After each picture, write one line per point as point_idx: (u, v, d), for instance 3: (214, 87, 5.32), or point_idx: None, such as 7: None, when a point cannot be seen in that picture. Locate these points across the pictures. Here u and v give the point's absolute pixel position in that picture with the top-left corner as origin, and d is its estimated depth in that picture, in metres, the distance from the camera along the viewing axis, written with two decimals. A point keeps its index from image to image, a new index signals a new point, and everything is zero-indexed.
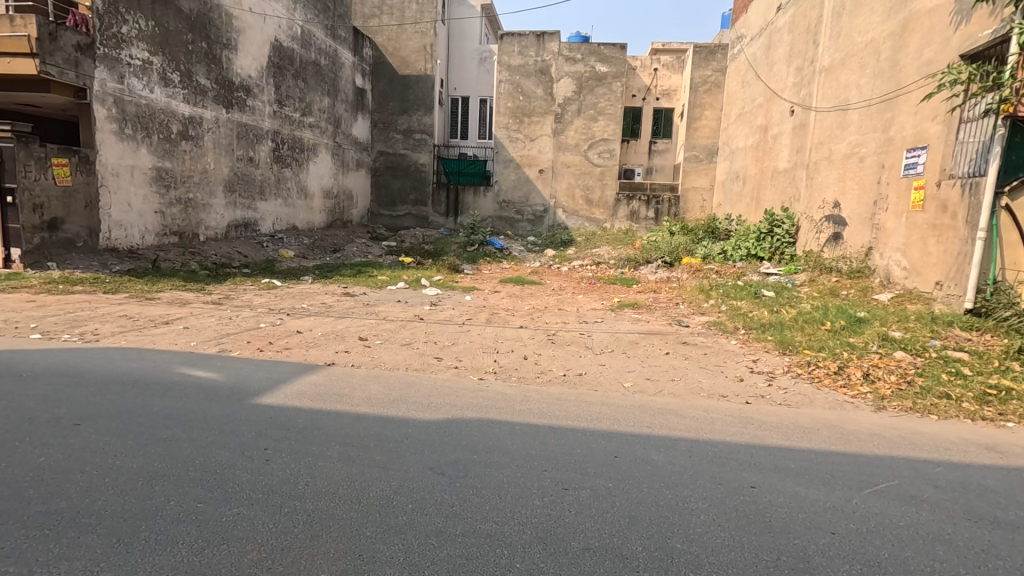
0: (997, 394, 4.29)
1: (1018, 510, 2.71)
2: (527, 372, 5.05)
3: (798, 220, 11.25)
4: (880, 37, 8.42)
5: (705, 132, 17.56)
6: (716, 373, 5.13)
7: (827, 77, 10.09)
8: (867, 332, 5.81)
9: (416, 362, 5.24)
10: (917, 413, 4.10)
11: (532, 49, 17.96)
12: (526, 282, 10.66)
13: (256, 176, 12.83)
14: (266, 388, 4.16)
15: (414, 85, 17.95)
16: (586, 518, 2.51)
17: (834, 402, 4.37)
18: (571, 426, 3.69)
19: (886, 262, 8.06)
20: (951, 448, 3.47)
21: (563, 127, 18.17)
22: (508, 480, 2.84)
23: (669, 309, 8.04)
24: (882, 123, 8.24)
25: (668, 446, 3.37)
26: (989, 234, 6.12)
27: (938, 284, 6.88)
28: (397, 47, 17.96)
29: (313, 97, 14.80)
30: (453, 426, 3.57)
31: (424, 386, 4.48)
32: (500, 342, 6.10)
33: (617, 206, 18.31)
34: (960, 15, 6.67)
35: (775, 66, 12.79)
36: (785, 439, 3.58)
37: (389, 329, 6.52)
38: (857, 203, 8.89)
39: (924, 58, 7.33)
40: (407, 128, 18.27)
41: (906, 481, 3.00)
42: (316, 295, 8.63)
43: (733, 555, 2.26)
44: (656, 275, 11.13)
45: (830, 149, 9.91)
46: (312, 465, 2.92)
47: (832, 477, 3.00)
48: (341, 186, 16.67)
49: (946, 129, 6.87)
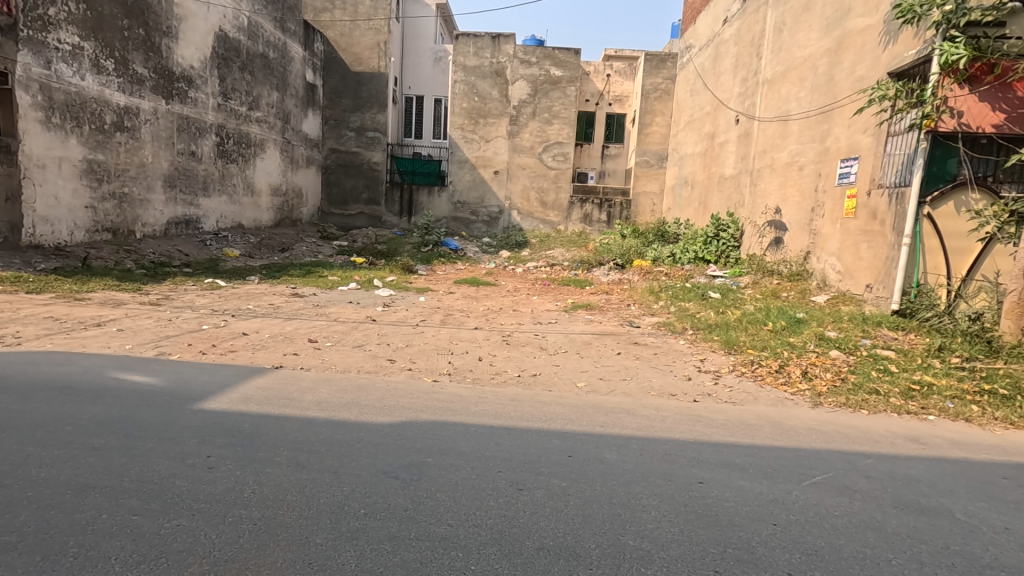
0: (920, 388, 4.61)
1: (939, 497, 2.92)
2: (482, 373, 5.06)
3: (742, 225, 11.74)
4: (817, 53, 8.89)
5: (655, 138, 18.05)
6: (665, 372, 5.28)
7: (769, 89, 10.56)
8: (805, 332, 6.12)
9: (368, 364, 5.14)
10: (850, 408, 4.35)
11: (487, 50, 17.97)
12: (481, 283, 10.67)
13: (198, 172, 12.27)
14: (209, 392, 3.98)
15: (367, 82, 17.64)
16: (542, 518, 2.53)
17: (776, 399, 4.58)
18: (526, 426, 3.71)
19: (822, 266, 8.52)
20: (881, 440, 3.71)
21: (518, 129, 18.26)
22: (463, 482, 2.83)
23: (621, 309, 8.25)
24: (819, 133, 8.69)
25: (620, 444, 3.44)
26: (913, 241, 6.58)
27: (868, 287, 7.32)
28: (350, 43, 17.56)
29: (261, 90, 14.27)
30: (407, 429, 3.52)
31: (377, 388, 4.40)
32: (455, 343, 6.09)
33: (571, 209, 18.56)
34: (889, 36, 7.12)
35: (722, 77, 13.28)
36: (730, 435, 3.72)
37: (340, 330, 6.37)
38: (796, 210, 9.35)
39: (856, 74, 7.78)
40: (360, 125, 17.91)
41: (841, 473, 3.17)
42: (263, 296, 8.33)
43: (683, 550, 2.33)
44: (609, 276, 11.36)
45: (771, 158, 10.38)
46: (260, 472, 2.81)
47: (774, 470, 3.15)
48: (291, 183, 16.16)
49: (876, 141, 7.31)
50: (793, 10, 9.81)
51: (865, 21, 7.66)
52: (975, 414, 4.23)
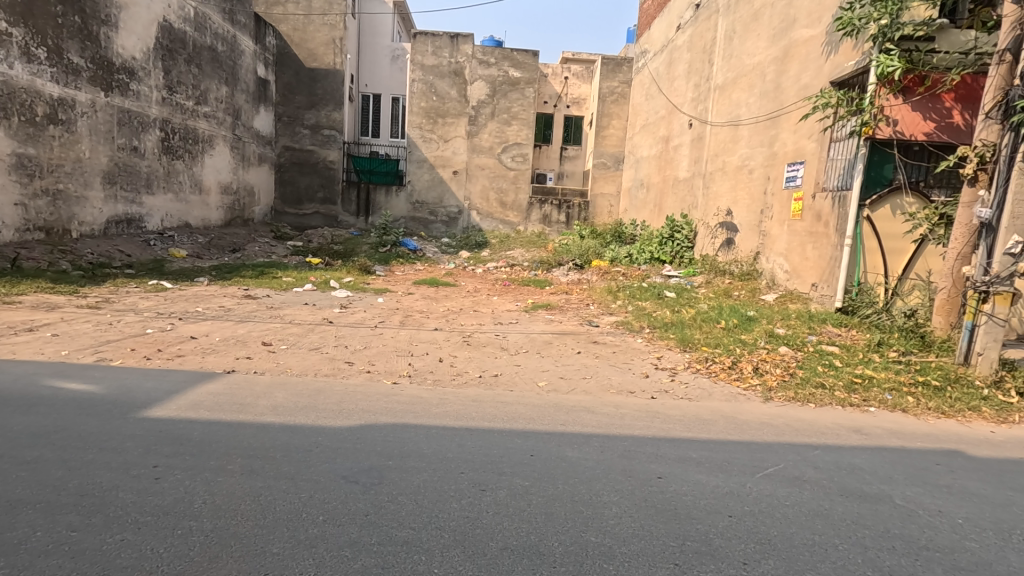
0: (862, 381, 4.87)
1: (880, 484, 3.08)
2: (442, 374, 5.01)
3: (695, 227, 12.07)
4: (765, 61, 9.25)
5: (612, 140, 18.37)
6: (624, 370, 5.38)
7: (721, 95, 10.91)
8: (755, 330, 6.34)
9: (326, 367, 5.02)
10: (799, 402, 4.55)
11: (446, 50, 17.85)
12: (440, 284, 10.58)
13: (142, 168, 11.69)
14: (154, 399, 3.78)
15: (322, 79, 17.24)
16: (505, 518, 2.53)
17: (730, 395, 4.73)
18: (488, 426, 3.70)
19: (771, 266, 8.86)
20: (828, 432, 3.89)
21: (477, 130, 18.24)
22: (425, 484, 2.79)
23: (580, 309, 8.35)
24: (768, 138, 9.04)
25: (580, 442, 3.48)
26: (854, 242, 6.91)
27: (813, 286, 7.63)
28: (304, 38, 17.10)
29: (209, 84, 13.70)
30: (366, 432, 3.46)
31: (335, 391, 4.30)
32: (415, 344, 6.00)
33: (530, 209, 18.68)
34: (830, 46, 7.47)
35: (676, 82, 13.63)
36: (686, 430, 3.82)
37: (296, 332, 6.19)
38: (747, 212, 9.70)
39: (802, 82, 8.13)
40: (315, 123, 17.46)
41: (791, 464, 3.30)
42: (213, 298, 8.01)
43: (643, 544, 2.37)
44: (568, 276, 11.47)
45: (723, 161, 10.73)
46: (211, 481, 2.70)
47: (728, 464, 3.25)
48: (242, 181, 15.60)
49: (820, 147, 7.64)
50: (742, 19, 10.16)
51: (810, 31, 8.01)
52: (911, 404, 4.49)
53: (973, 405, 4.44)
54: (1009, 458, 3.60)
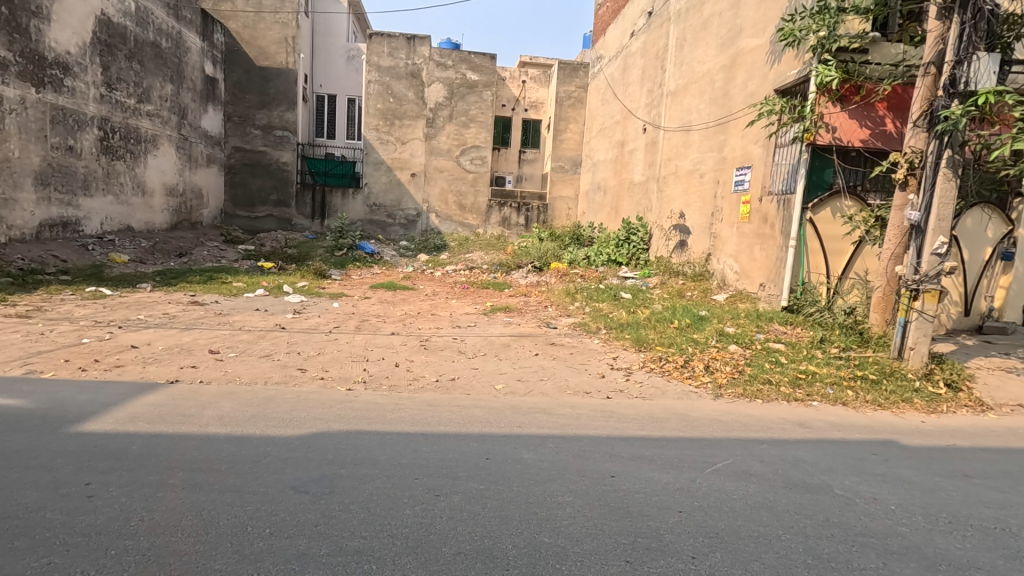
0: (806, 377, 5.08)
1: (822, 475, 3.22)
2: (398, 379, 4.94)
3: (650, 229, 12.34)
4: (714, 69, 9.55)
5: (569, 144, 18.61)
6: (581, 370, 5.44)
7: (673, 100, 11.19)
8: (707, 329, 6.55)
9: (277, 374, 4.87)
10: (747, 398, 4.70)
11: (402, 51, 17.68)
12: (398, 287, 10.45)
13: (78, 169, 11.08)
14: (89, 413, 3.57)
15: (274, 79, 16.78)
16: (459, 523, 2.51)
17: (682, 392, 4.86)
18: (444, 431, 3.67)
19: (721, 267, 9.15)
20: (774, 426, 4.04)
21: (435, 132, 18.13)
22: (378, 492, 2.75)
23: (538, 311, 8.39)
24: (717, 143, 9.34)
25: (536, 444, 3.50)
26: (799, 243, 7.21)
27: (761, 286, 7.91)
28: (254, 36, 16.60)
29: (152, 81, 13.11)
30: (318, 440, 3.37)
31: (286, 400, 4.18)
32: (371, 349, 5.90)
33: (489, 212, 18.68)
34: (774, 55, 7.79)
35: (630, 87, 13.92)
36: (640, 429, 3.89)
37: (245, 339, 5.99)
38: (698, 214, 9.99)
39: (748, 90, 8.44)
40: (267, 123, 16.97)
41: (739, 459, 3.41)
42: (157, 305, 7.66)
43: (596, 543, 2.40)
44: (527, 279, 11.52)
45: (675, 165, 11.02)
46: (150, 497, 2.58)
47: (680, 460, 3.33)
48: (189, 183, 14.99)
49: (765, 152, 7.94)
50: (692, 28, 10.47)
51: (755, 41, 8.33)
52: (850, 398, 4.73)
53: (905, 397, 4.73)
54: (937, 446, 3.83)
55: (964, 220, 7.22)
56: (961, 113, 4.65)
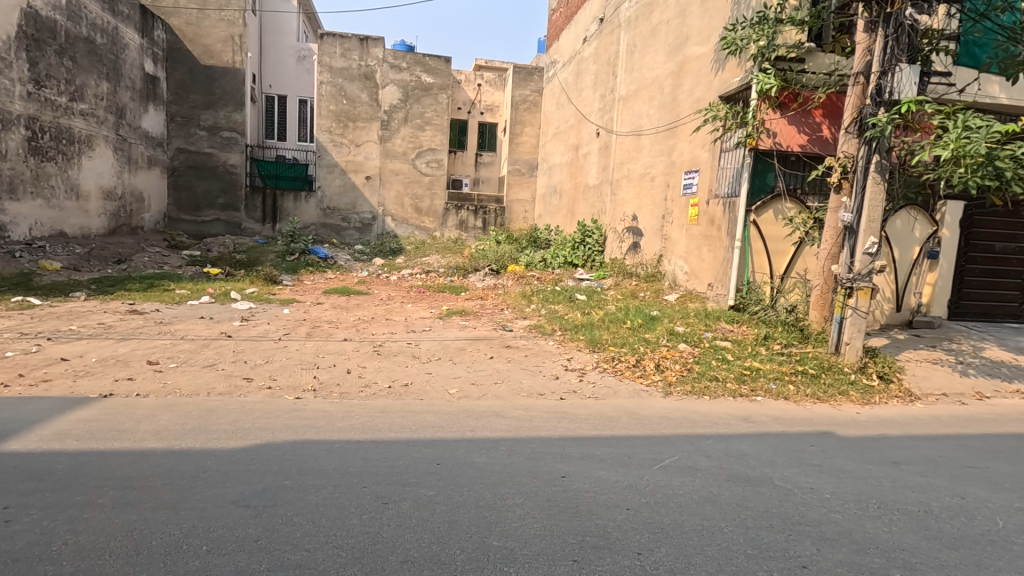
0: (750, 373, 5.27)
1: (764, 468, 3.34)
2: (350, 387, 4.83)
3: (605, 232, 12.52)
4: (663, 75, 9.82)
5: (525, 148, 18.73)
6: (535, 372, 5.48)
7: (624, 105, 11.43)
8: (658, 328, 6.70)
9: (221, 385, 4.68)
10: (695, 395, 4.85)
11: (355, 52, 17.40)
12: (352, 292, 10.25)
13: (3, 171, 10.39)
14: (10, 432, 3.35)
15: (220, 78, 16.21)
16: (407, 530, 2.47)
17: (633, 391, 4.95)
18: (394, 437, 3.62)
19: (672, 268, 9.38)
20: (720, 422, 4.18)
21: (390, 134, 17.91)
22: (324, 502, 2.68)
23: (494, 314, 8.40)
24: (666, 147, 9.59)
25: (489, 447, 3.50)
26: (744, 244, 7.48)
27: (709, 286, 8.15)
28: (198, 33, 15.97)
29: (86, 79, 12.43)
30: (262, 451, 3.27)
31: (230, 410, 4.03)
32: (321, 356, 5.76)
33: (446, 215, 18.58)
34: (719, 63, 8.06)
35: (583, 92, 14.13)
36: (592, 429, 3.95)
37: (188, 349, 5.74)
38: (650, 217, 10.22)
39: (695, 96, 8.70)
40: (213, 124, 16.36)
41: (685, 455, 3.50)
42: (91, 314, 7.26)
43: (544, 544, 2.41)
44: (484, 282, 11.52)
45: (627, 169, 11.25)
46: (75, 518, 2.43)
47: (629, 459, 3.39)
48: (128, 186, 14.28)
49: (711, 156, 8.20)
50: (642, 35, 10.73)
51: (700, 49, 8.61)
52: (792, 392, 4.94)
53: (842, 390, 4.98)
54: (870, 436, 4.03)
55: (894, 221, 7.67)
56: (887, 121, 4.92)
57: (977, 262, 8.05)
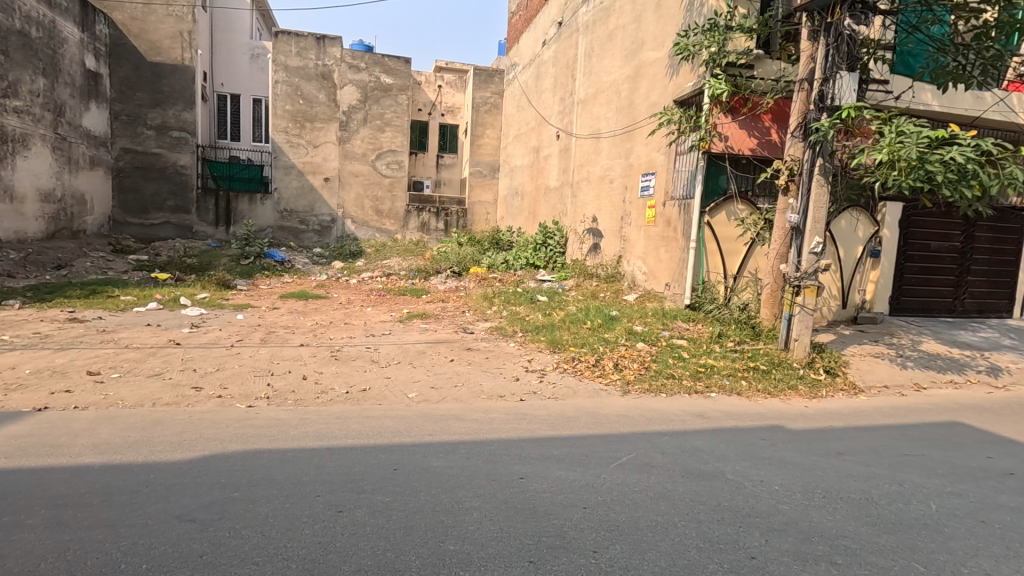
0: (705, 370, 5.40)
1: (717, 462, 3.43)
2: (305, 393, 4.72)
3: (566, 233, 12.63)
4: (620, 79, 9.99)
5: (487, 150, 18.74)
6: (496, 374, 5.46)
7: (583, 108, 11.58)
8: (617, 328, 6.79)
9: (168, 395, 4.49)
10: (652, 393, 4.94)
11: (311, 51, 17.04)
12: (310, 296, 10.01)
13: None
14: None
15: (169, 75, 15.61)
16: (361, 538, 2.43)
17: (593, 391, 5.01)
18: (350, 444, 3.55)
19: (631, 269, 9.53)
20: (676, 418, 4.28)
21: (349, 135, 17.62)
22: (274, 513, 2.60)
23: (455, 317, 8.35)
24: (624, 150, 9.76)
25: (447, 451, 3.47)
26: (698, 245, 7.68)
27: (667, 286, 8.31)
28: (144, 29, 15.33)
29: (20, 75, 11.66)
30: (211, 463, 3.15)
31: (178, 421, 3.88)
32: (276, 363, 5.60)
33: (407, 217, 18.39)
34: (672, 68, 8.26)
35: (543, 95, 14.24)
36: (551, 429, 3.97)
37: (133, 358, 5.49)
38: (609, 218, 10.36)
39: (650, 100, 8.89)
40: (161, 123, 15.72)
41: (642, 452, 3.56)
42: (26, 324, 6.85)
43: (500, 546, 2.41)
44: (445, 284, 11.45)
45: (587, 171, 11.39)
46: (1, 541, 2.28)
47: (587, 458, 3.42)
48: (68, 188, 13.51)
49: (666, 159, 8.38)
50: (600, 39, 10.88)
51: (655, 54, 8.80)
52: (744, 387, 5.10)
53: (791, 384, 5.17)
54: (817, 428, 4.20)
55: (839, 221, 8.02)
56: (829, 125, 5.14)
57: (915, 260, 8.50)
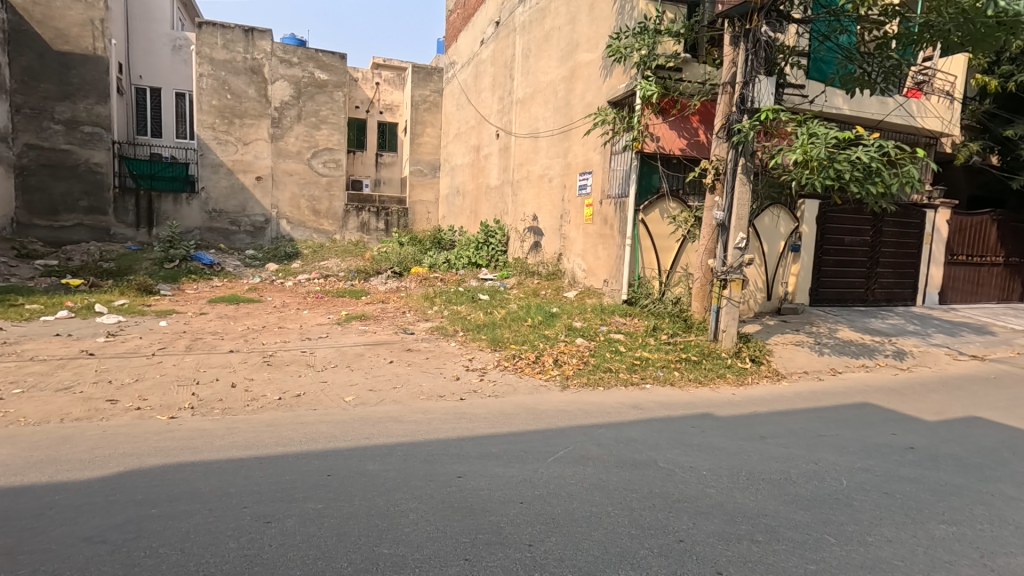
0: (641, 362, 5.58)
1: (650, 451, 3.55)
2: (234, 401, 4.51)
3: (507, 231, 12.65)
4: (556, 79, 10.14)
5: (427, 148, 18.55)
6: (435, 375, 5.42)
7: (522, 108, 11.66)
8: (557, 325, 6.90)
9: (79, 409, 4.17)
10: (590, 387, 5.05)
11: (239, 44, 16.28)
12: (242, 300, 9.58)
13: None
14: None
15: (79, 66, 14.46)
16: (291, 548, 2.35)
17: (533, 387, 5.06)
18: (281, 452, 3.42)
19: (571, 266, 9.68)
20: (613, 410, 4.41)
21: (282, 133, 16.98)
22: (198, 529, 2.47)
23: (396, 317, 8.20)
24: (562, 150, 9.93)
25: (383, 453, 3.41)
26: (634, 242, 7.93)
27: (605, 282, 8.51)
28: (48, 15, 14.11)
29: None
30: (127, 479, 2.95)
31: (90, 436, 3.61)
32: (202, 371, 5.32)
33: (346, 217, 17.91)
34: (606, 70, 8.46)
35: (482, 94, 14.24)
36: (489, 426, 3.99)
37: (39, 372, 5.06)
38: (549, 217, 10.50)
39: (586, 100, 9.07)
40: (71, 117, 14.52)
41: (578, 445, 3.63)
42: None
43: (436, 546, 2.39)
44: (386, 285, 11.27)
45: (526, 170, 11.49)
46: None
47: (525, 453, 3.46)
48: None
49: (602, 158, 8.58)
50: (536, 39, 10.99)
51: (590, 55, 8.98)
52: (677, 378, 5.31)
53: (720, 373, 5.44)
54: (742, 414, 4.43)
55: (762, 218, 8.49)
56: (749, 127, 5.42)
57: (831, 254, 9.11)
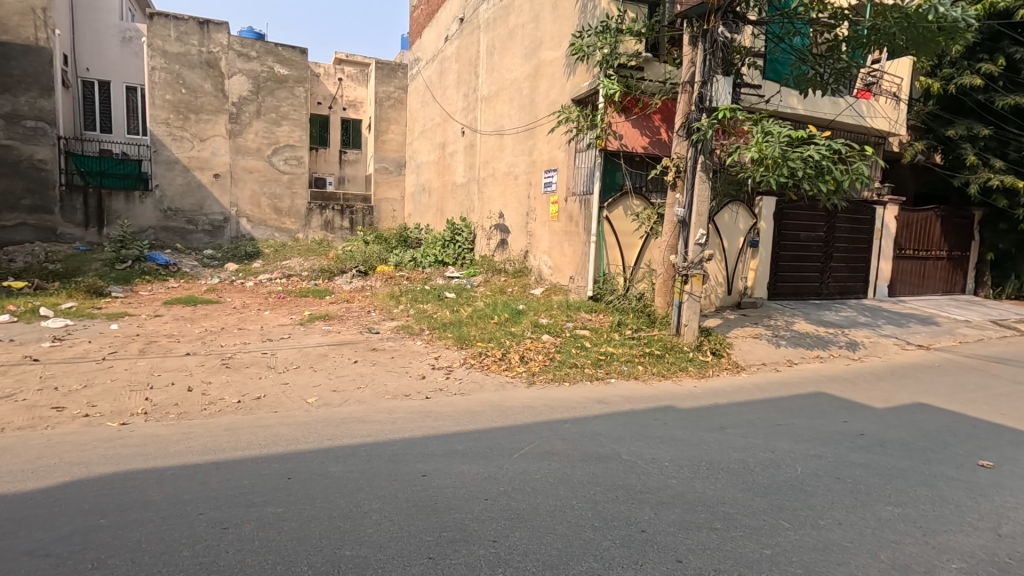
0: (606, 357, 5.65)
1: (614, 444, 3.60)
2: (190, 405, 4.37)
3: (474, 229, 12.60)
4: (520, 77, 10.16)
5: (391, 146, 18.33)
6: (400, 374, 5.36)
7: (487, 105, 11.63)
8: (524, 322, 6.92)
9: (21, 417, 3.96)
10: (556, 382, 5.09)
11: (194, 37, 15.75)
12: (199, 302, 9.28)
13: None
14: None
15: (19, 57, 13.69)
16: (249, 554, 2.29)
17: (499, 384, 5.07)
18: (239, 456, 3.33)
19: (537, 263, 9.72)
20: (578, 405, 4.45)
21: (240, 129, 16.51)
22: (150, 537, 2.39)
23: (360, 317, 8.08)
24: (527, 147, 9.95)
25: (346, 454, 3.36)
26: (598, 239, 8.03)
27: (571, 279, 8.58)
28: None
29: None
30: (75, 489, 2.82)
31: (34, 446, 3.44)
32: (157, 375, 5.13)
33: (309, 215, 17.53)
34: (569, 68, 8.52)
35: (447, 91, 14.15)
36: (454, 424, 3.97)
37: None
38: (515, 214, 10.52)
39: (550, 98, 9.12)
40: (12, 111, 13.73)
41: (543, 440, 3.65)
42: None
43: (399, 546, 2.37)
44: (351, 284, 11.10)
45: (492, 167, 11.48)
46: None
47: (490, 450, 3.46)
48: None
49: (567, 156, 8.64)
50: (500, 37, 10.98)
51: (553, 53, 9.03)
52: (641, 372, 5.40)
53: (682, 366, 5.56)
54: (704, 406, 4.54)
55: (722, 215, 8.71)
56: (708, 126, 5.54)
57: (788, 250, 9.42)
